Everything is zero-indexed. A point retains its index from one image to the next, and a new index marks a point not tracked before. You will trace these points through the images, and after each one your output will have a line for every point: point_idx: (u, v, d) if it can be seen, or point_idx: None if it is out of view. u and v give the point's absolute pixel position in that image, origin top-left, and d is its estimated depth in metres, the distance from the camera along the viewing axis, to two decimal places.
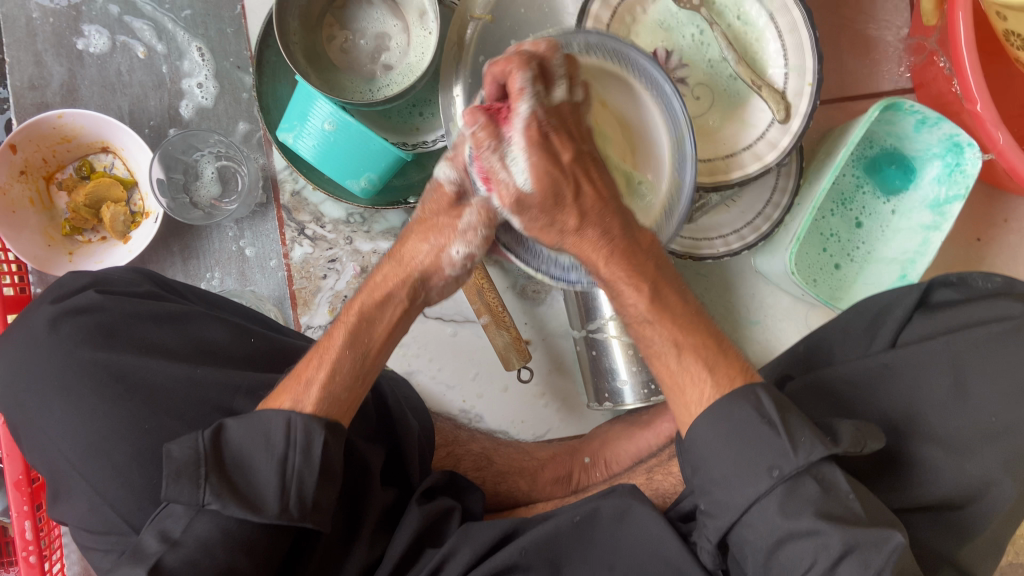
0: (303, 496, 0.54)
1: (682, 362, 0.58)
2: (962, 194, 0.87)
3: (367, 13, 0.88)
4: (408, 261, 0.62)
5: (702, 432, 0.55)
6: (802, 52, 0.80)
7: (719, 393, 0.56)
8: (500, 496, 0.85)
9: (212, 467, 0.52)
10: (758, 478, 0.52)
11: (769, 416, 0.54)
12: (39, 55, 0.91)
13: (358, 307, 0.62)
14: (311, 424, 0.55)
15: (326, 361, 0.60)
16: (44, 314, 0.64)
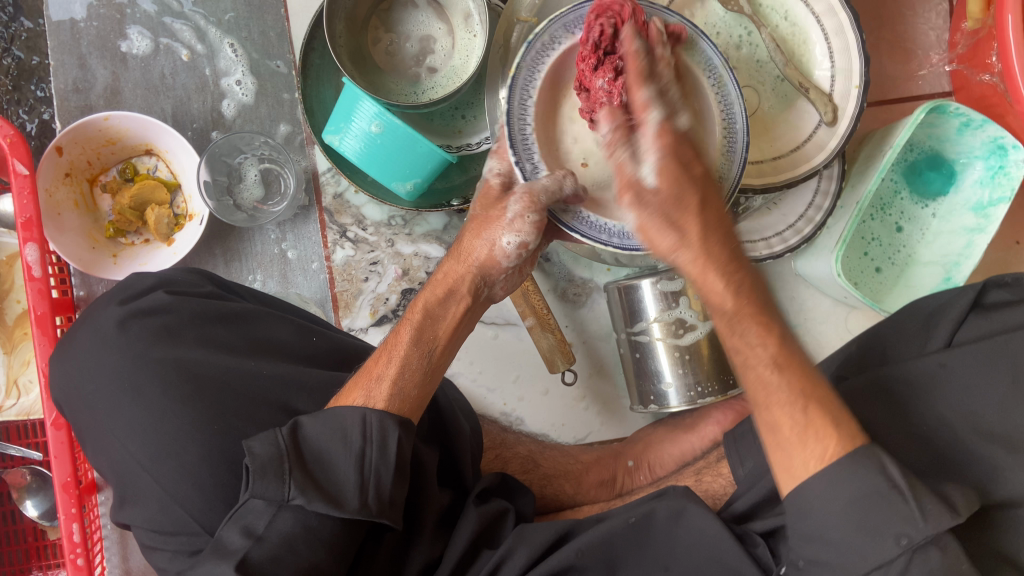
0: (381, 491, 0.54)
1: (808, 416, 0.53)
2: (1008, 196, 0.87)
3: (412, 16, 0.88)
4: (469, 257, 0.65)
5: (819, 489, 0.52)
6: (848, 56, 0.80)
7: (845, 451, 0.52)
8: (546, 499, 0.85)
9: (295, 463, 0.52)
10: (883, 545, 0.50)
11: (895, 480, 0.51)
12: (83, 58, 0.92)
13: (421, 305, 0.64)
14: (385, 418, 0.56)
15: (395, 357, 0.61)
16: (108, 317, 0.64)
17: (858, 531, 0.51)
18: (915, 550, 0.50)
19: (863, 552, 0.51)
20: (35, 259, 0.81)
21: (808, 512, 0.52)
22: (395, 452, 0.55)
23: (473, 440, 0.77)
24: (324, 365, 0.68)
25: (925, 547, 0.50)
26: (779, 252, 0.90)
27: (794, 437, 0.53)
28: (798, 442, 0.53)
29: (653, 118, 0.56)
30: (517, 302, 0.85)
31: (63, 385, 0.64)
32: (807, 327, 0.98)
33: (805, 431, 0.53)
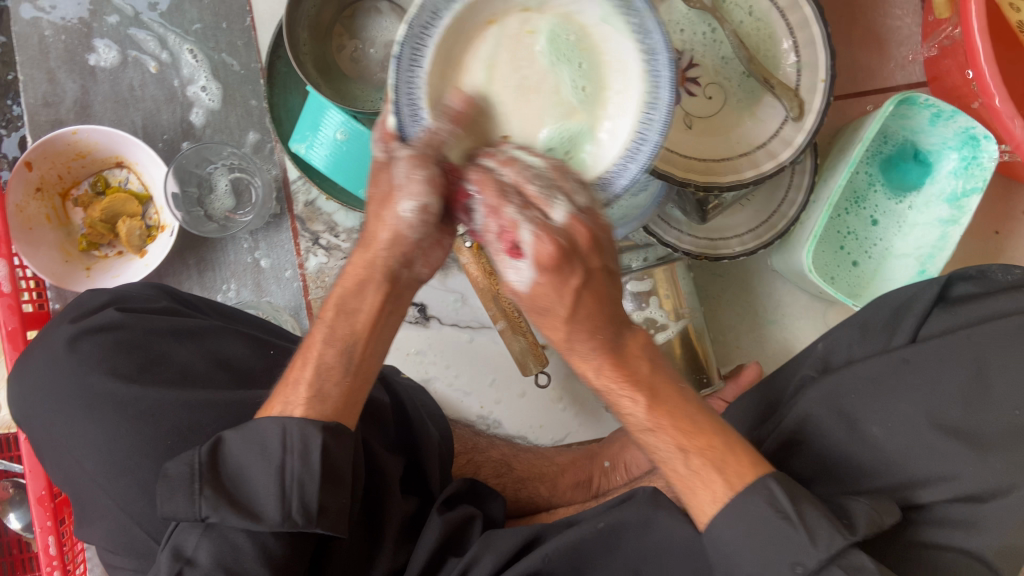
0: (306, 502, 0.54)
1: (692, 466, 0.53)
2: (980, 186, 0.86)
3: (377, 22, 0.88)
4: (373, 241, 0.54)
5: (722, 529, 0.52)
6: (814, 49, 0.80)
7: (731, 491, 0.52)
8: (521, 503, 0.85)
9: (207, 481, 0.53)
10: (780, 575, 0.51)
11: (783, 508, 0.51)
12: (52, 73, 0.92)
13: (335, 301, 0.57)
14: (307, 428, 0.54)
15: (309, 359, 0.57)
16: (65, 333, 0.64)
17: (756, 558, 0.51)
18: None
19: (766, 574, 0.51)
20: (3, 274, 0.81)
21: (731, 552, 0.52)
22: (319, 462, 0.54)
23: (440, 443, 0.77)
24: (279, 380, 0.68)
25: (823, 571, 0.50)
26: (753, 249, 0.89)
27: (684, 483, 0.54)
28: (692, 484, 0.53)
29: (524, 235, 0.45)
30: (488, 305, 0.85)
31: (24, 401, 0.64)
32: (785, 323, 0.98)
33: (697, 475, 0.53)
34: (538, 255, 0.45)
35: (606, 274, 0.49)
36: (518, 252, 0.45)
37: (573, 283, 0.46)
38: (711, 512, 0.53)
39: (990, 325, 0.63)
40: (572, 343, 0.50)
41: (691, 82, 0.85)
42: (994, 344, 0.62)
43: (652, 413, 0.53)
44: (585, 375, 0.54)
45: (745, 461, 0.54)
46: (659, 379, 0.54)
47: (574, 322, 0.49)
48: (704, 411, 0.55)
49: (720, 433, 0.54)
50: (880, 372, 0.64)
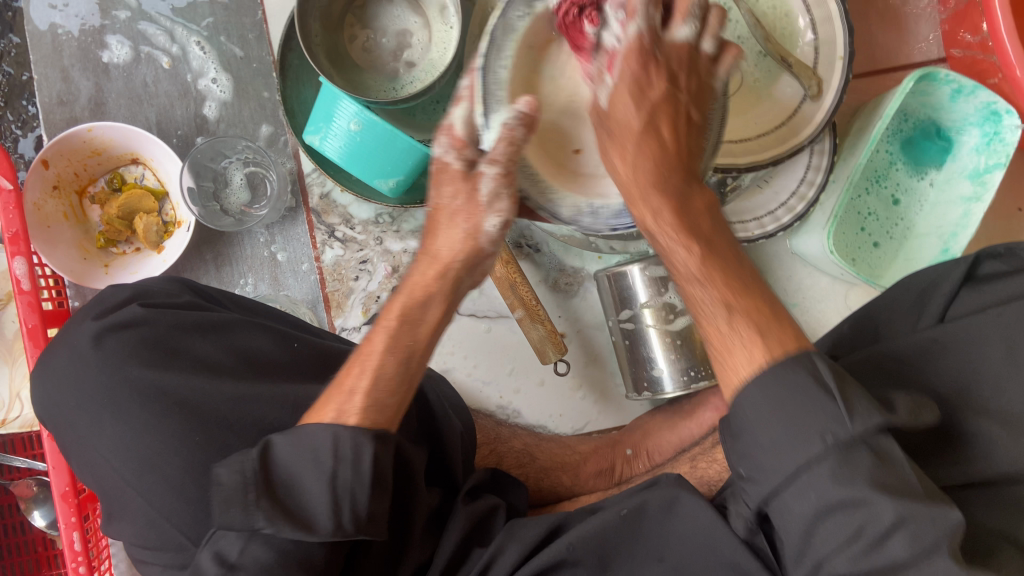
0: (357, 510, 0.54)
1: (731, 318, 0.55)
2: (1003, 162, 0.85)
3: (388, 11, 0.87)
4: (442, 255, 0.64)
5: (752, 398, 0.51)
6: (833, 26, 0.78)
7: (770, 360, 0.52)
8: (543, 492, 0.84)
9: (262, 491, 0.52)
10: (809, 444, 0.48)
11: (826, 381, 0.49)
12: (66, 71, 0.92)
13: (398, 309, 0.62)
14: (358, 434, 0.55)
15: (367, 369, 0.59)
16: (87, 330, 0.64)
17: (785, 427, 0.49)
18: (844, 448, 0.47)
19: (788, 445, 0.49)
20: (23, 272, 0.82)
21: (755, 425, 0.50)
22: (371, 470, 0.54)
23: (468, 436, 0.77)
24: (306, 373, 0.67)
25: (855, 447, 0.48)
26: (773, 232, 0.88)
27: (725, 346, 0.55)
28: (734, 347, 0.54)
29: (636, 9, 0.57)
30: (506, 293, 0.85)
31: (46, 396, 0.64)
32: (806, 306, 0.97)
33: (743, 338, 0.54)
34: (630, 48, 0.58)
35: (702, 99, 0.60)
36: (625, 50, 0.58)
37: (653, 91, 0.58)
38: (747, 376, 0.52)
39: (1023, 301, 0.61)
40: (647, 189, 0.58)
41: None
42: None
43: (703, 264, 0.57)
44: (651, 233, 0.60)
45: (789, 336, 0.54)
46: (729, 266, 0.58)
47: (677, 155, 0.59)
48: (750, 275, 0.58)
49: (774, 313, 0.55)
50: (902, 355, 0.66)
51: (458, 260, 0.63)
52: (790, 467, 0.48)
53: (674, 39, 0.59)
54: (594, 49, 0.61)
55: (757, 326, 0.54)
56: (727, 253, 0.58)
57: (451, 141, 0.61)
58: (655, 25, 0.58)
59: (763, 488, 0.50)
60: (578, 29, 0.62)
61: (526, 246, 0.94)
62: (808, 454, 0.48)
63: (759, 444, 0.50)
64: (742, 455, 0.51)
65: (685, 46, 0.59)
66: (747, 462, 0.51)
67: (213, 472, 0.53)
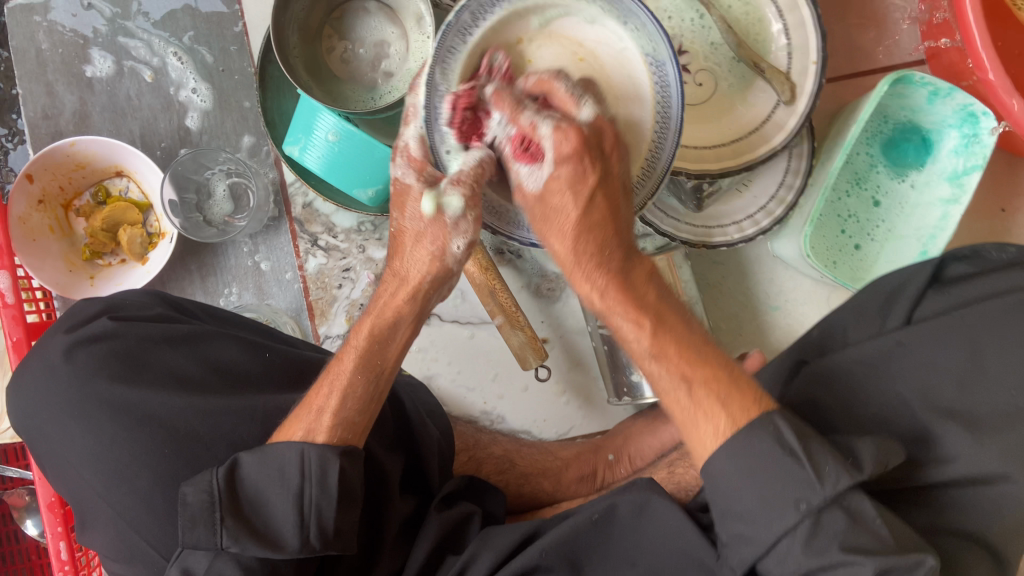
0: (322, 526, 0.56)
1: (694, 398, 0.56)
2: (980, 164, 0.85)
3: (365, 22, 0.88)
4: (411, 277, 0.63)
5: (722, 466, 0.54)
6: (805, 31, 0.78)
7: (732, 429, 0.54)
8: (523, 498, 0.86)
9: (227, 510, 0.55)
10: (784, 513, 0.50)
11: (789, 444, 0.52)
12: (51, 86, 0.94)
13: (368, 330, 0.64)
14: (324, 452, 0.57)
15: (338, 387, 0.61)
16: (59, 343, 0.65)
17: (763, 501, 0.51)
18: (816, 514, 0.50)
19: (769, 520, 0.51)
20: (7, 285, 0.83)
21: (733, 492, 0.53)
22: (336, 485, 0.56)
23: (442, 441, 0.77)
24: (277, 382, 0.68)
25: (826, 511, 0.50)
26: (752, 236, 0.88)
27: (686, 415, 0.56)
28: (693, 420, 0.56)
29: (545, 130, 0.56)
30: (485, 300, 0.85)
31: (23, 410, 0.65)
32: (788, 309, 0.97)
33: (698, 411, 0.56)
34: (558, 151, 0.56)
35: (621, 183, 0.60)
36: (541, 155, 0.57)
37: (589, 183, 0.57)
38: (711, 447, 0.55)
39: (985, 305, 0.63)
40: (590, 267, 0.60)
41: (681, 69, 0.84)
42: (989, 322, 0.62)
43: (652, 348, 0.58)
44: (589, 298, 0.62)
45: (748, 396, 0.56)
46: (664, 310, 0.60)
47: (608, 215, 0.59)
48: (699, 337, 0.59)
49: (729, 375, 0.57)
50: (872, 359, 0.66)
51: (429, 281, 0.63)
52: (770, 536, 0.51)
53: (586, 125, 0.57)
54: (493, 144, 0.59)
55: (707, 385, 0.56)
56: (675, 329, 0.59)
57: (411, 162, 0.62)
58: (569, 121, 0.56)
59: (748, 552, 0.52)
60: (472, 123, 0.59)
61: (507, 252, 0.94)
62: (785, 522, 0.50)
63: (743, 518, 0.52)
64: (726, 525, 0.54)
65: (596, 122, 0.58)
66: (729, 532, 0.54)
67: (181, 491, 0.56)
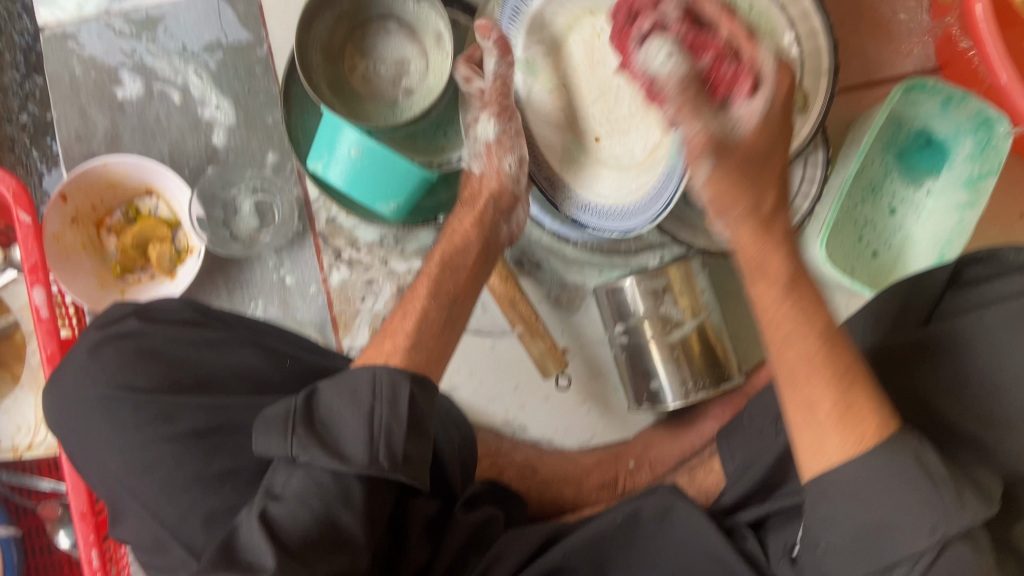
0: (393, 448, 0.55)
1: (846, 397, 0.52)
2: (996, 169, 0.86)
3: (386, 41, 0.90)
4: (478, 202, 0.78)
5: (847, 474, 0.51)
6: (817, 41, 0.80)
7: (878, 437, 0.51)
8: (544, 504, 0.88)
9: (301, 422, 0.56)
10: (918, 535, 0.50)
11: (933, 470, 0.50)
12: (84, 109, 0.97)
13: (440, 257, 0.75)
14: (396, 379, 0.58)
15: (415, 309, 0.70)
16: (89, 339, 0.67)
17: (881, 521, 0.50)
18: (944, 541, 0.50)
19: (879, 543, 0.51)
20: (42, 302, 0.86)
21: (849, 513, 0.51)
22: (406, 411, 0.57)
23: (462, 449, 0.77)
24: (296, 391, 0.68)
25: (951, 542, 0.50)
26: None
27: (813, 417, 0.53)
28: (818, 423, 0.53)
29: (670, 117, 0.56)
30: (505, 311, 0.87)
31: (56, 418, 0.67)
32: None
33: (843, 412, 0.52)
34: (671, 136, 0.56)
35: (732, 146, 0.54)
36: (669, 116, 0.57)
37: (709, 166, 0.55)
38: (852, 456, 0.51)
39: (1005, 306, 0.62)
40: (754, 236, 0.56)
41: None
42: None
43: (788, 294, 0.55)
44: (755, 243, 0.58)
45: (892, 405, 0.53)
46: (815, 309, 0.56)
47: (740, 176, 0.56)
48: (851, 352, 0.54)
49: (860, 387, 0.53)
50: (918, 343, 0.63)
51: (486, 214, 0.77)
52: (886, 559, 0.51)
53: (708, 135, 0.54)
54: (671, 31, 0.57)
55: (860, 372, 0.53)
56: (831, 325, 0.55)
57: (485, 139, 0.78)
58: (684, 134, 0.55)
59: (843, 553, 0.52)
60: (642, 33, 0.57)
61: (527, 264, 0.95)
62: (916, 545, 0.50)
63: (849, 527, 0.51)
64: (820, 532, 0.53)
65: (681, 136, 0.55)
66: (826, 539, 0.53)
67: (260, 418, 0.57)
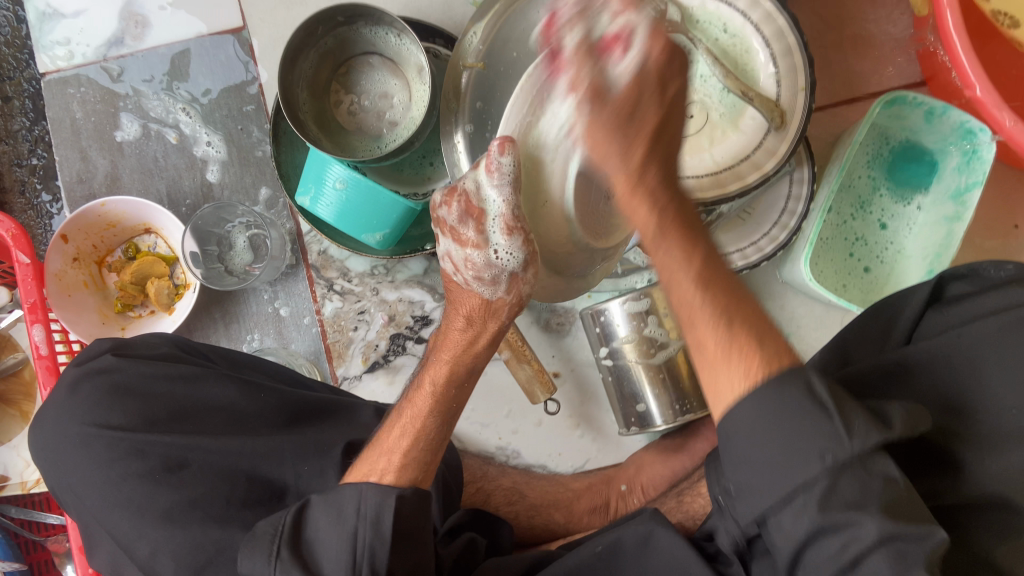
0: (376, 570, 0.52)
1: (731, 336, 0.50)
2: (980, 180, 0.84)
3: (370, 76, 0.92)
4: (452, 340, 0.65)
5: (746, 411, 0.49)
6: (792, 57, 0.79)
7: (766, 372, 0.49)
8: (536, 530, 0.88)
9: (286, 542, 0.54)
10: (806, 464, 0.46)
11: (821, 398, 0.47)
12: (85, 151, 1.01)
13: (445, 370, 0.64)
14: (383, 496, 0.55)
15: (410, 426, 0.62)
16: (68, 376, 0.71)
17: (776, 450, 0.47)
18: (837, 470, 0.46)
19: (776, 472, 0.47)
20: (41, 339, 0.88)
21: (753, 439, 0.48)
22: (391, 526, 0.53)
23: (444, 475, 0.77)
24: (271, 422, 0.69)
25: (851, 466, 0.46)
26: (756, 261, 0.89)
27: (719, 355, 0.50)
28: (722, 358, 0.50)
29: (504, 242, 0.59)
30: None
31: (44, 452, 0.69)
32: (801, 335, 0.97)
33: (730, 351, 0.50)
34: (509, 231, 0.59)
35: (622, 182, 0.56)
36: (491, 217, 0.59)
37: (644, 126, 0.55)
38: (741, 392, 0.49)
39: (979, 324, 0.60)
40: (651, 189, 0.55)
41: None
42: (985, 338, 0.60)
43: (702, 287, 0.52)
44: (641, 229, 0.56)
45: (782, 348, 0.50)
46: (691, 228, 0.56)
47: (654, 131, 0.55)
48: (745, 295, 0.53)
49: (757, 319, 0.51)
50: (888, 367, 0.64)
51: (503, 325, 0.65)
52: (785, 489, 0.47)
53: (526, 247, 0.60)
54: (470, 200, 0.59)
55: (743, 314, 0.51)
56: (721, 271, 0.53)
57: (467, 209, 0.59)
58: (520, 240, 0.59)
59: (752, 506, 0.49)
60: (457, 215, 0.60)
61: None
62: (806, 475, 0.46)
63: (745, 463, 0.49)
64: (734, 471, 0.50)
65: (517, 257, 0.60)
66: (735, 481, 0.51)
67: (258, 528, 0.56)
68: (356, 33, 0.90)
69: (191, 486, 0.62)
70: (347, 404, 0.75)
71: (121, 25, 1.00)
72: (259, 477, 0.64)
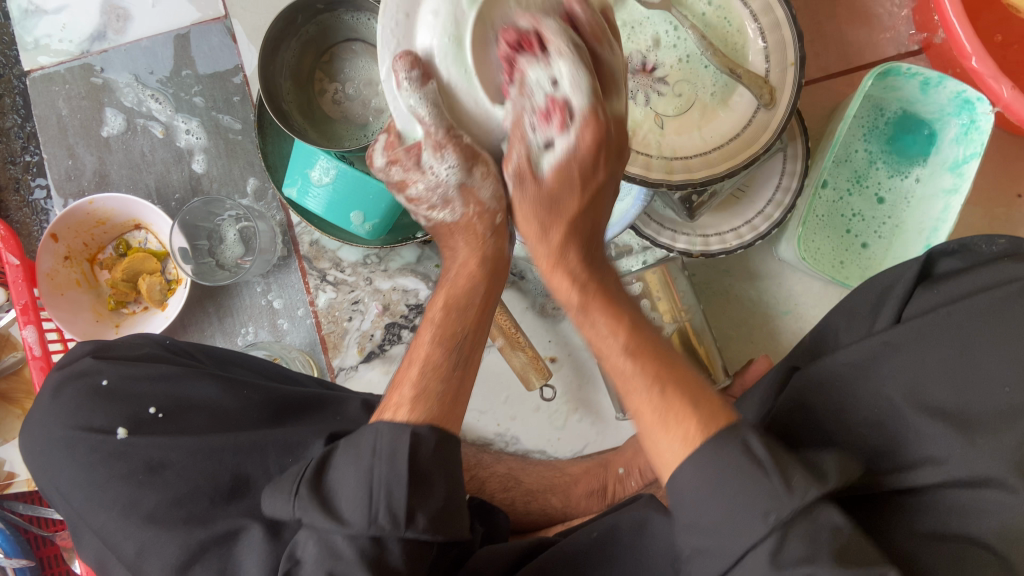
0: (394, 505, 0.48)
1: (663, 397, 0.50)
2: (978, 151, 0.81)
3: (353, 63, 0.91)
4: (473, 243, 0.64)
5: (687, 474, 0.46)
6: (781, 30, 0.77)
7: (703, 436, 0.47)
8: (532, 515, 0.87)
9: (308, 480, 0.52)
10: (752, 525, 0.43)
11: (759, 455, 0.45)
12: (72, 148, 1.00)
13: (443, 303, 0.62)
14: (397, 434, 0.51)
15: (417, 358, 0.59)
16: (51, 381, 0.71)
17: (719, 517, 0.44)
18: (786, 525, 0.43)
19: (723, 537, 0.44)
20: (34, 340, 0.87)
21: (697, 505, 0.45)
22: (405, 466, 0.49)
23: None
24: (255, 418, 0.70)
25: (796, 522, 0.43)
26: (751, 241, 0.88)
27: (653, 421, 0.50)
28: (658, 429, 0.49)
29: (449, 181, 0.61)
30: None
31: (33, 456, 0.69)
32: (799, 312, 0.95)
33: (664, 417, 0.49)
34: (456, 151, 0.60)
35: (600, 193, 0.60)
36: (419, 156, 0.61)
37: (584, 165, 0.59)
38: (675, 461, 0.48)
39: (970, 301, 0.56)
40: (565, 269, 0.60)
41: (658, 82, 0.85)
42: (972, 321, 0.55)
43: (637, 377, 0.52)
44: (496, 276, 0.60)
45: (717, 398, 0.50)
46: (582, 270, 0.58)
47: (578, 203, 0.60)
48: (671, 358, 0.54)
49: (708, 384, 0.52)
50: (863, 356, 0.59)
51: (490, 241, 0.64)
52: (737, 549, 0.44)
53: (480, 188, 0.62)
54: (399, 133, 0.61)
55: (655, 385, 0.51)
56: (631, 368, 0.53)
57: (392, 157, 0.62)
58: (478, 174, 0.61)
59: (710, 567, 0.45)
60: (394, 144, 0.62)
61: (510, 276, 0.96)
62: (752, 537, 0.43)
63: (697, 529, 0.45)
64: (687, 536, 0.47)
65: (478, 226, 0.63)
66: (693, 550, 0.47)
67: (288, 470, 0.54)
68: (338, 19, 0.89)
69: (173, 486, 0.62)
70: (336, 398, 0.76)
71: (103, 19, 0.99)
72: (243, 472, 0.64)
